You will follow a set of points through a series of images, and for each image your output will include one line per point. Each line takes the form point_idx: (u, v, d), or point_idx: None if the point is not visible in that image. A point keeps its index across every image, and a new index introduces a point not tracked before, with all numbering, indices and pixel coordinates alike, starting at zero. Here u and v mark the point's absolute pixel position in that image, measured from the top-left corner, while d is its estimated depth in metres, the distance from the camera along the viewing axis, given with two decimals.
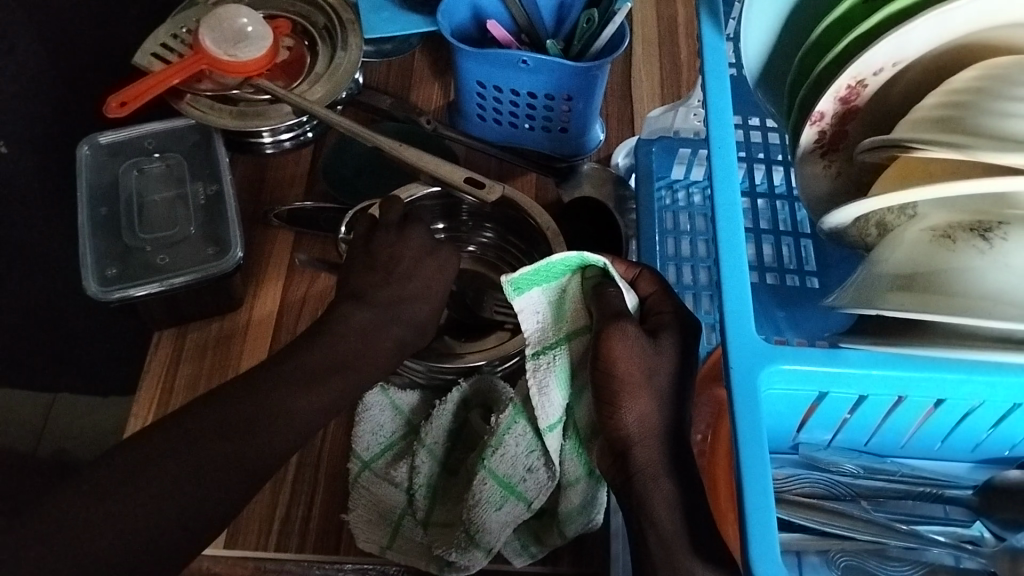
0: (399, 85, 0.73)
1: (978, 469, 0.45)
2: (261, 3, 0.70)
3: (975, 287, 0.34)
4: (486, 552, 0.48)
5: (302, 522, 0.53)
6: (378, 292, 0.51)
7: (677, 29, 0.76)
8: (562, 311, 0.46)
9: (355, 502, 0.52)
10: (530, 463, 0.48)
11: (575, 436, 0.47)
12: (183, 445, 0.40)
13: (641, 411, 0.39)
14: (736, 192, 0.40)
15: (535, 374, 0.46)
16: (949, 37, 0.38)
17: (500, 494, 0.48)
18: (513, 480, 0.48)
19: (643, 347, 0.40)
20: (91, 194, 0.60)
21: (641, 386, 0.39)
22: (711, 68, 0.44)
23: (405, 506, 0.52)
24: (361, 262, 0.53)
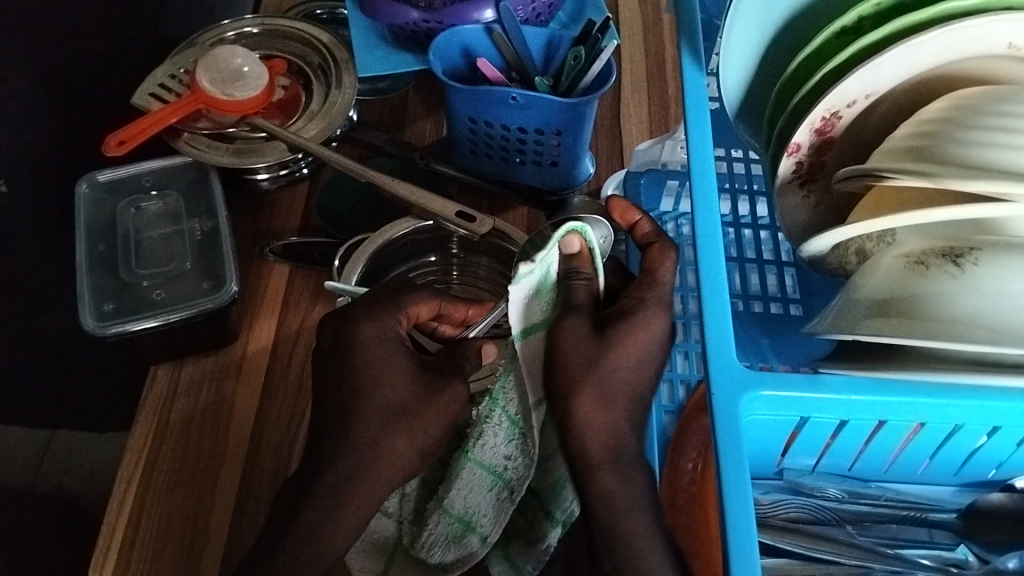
0: (393, 121, 0.74)
1: (961, 492, 0.45)
2: (256, 44, 0.72)
3: (948, 312, 0.35)
4: (483, 540, 0.49)
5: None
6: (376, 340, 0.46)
7: (664, 65, 0.78)
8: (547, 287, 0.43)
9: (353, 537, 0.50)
10: (508, 452, 0.46)
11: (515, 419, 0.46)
12: None
13: (603, 408, 0.40)
14: (718, 226, 0.41)
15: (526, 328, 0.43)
16: (919, 70, 0.39)
17: (488, 480, 0.47)
18: (498, 468, 0.47)
19: (592, 346, 0.41)
20: (90, 232, 0.61)
21: (593, 379, 0.40)
22: (692, 101, 0.45)
23: (402, 534, 0.51)
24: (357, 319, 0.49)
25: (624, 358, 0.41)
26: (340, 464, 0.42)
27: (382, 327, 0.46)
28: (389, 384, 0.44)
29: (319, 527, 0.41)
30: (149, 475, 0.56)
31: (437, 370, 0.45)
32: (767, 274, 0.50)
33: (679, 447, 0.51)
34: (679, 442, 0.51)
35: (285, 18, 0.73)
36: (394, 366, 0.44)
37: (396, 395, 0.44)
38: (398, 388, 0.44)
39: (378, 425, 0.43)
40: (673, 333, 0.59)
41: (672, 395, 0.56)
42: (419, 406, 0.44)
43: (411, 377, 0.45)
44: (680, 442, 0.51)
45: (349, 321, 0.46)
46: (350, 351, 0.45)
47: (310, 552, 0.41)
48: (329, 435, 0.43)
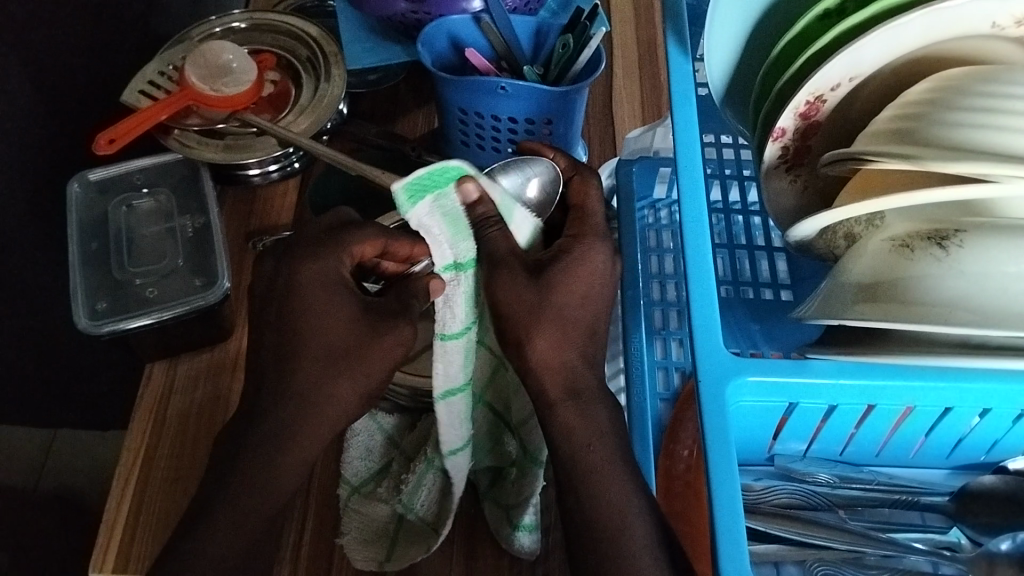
0: (385, 114, 0.74)
1: (953, 475, 0.46)
2: (245, 39, 0.72)
3: (933, 295, 0.35)
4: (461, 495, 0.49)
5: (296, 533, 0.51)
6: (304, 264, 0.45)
7: (656, 51, 0.78)
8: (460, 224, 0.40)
9: (347, 527, 0.50)
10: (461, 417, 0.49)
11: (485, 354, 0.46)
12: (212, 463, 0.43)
13: (553, 338, 0.41)
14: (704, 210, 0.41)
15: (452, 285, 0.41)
16: (901, 52, 0.39)
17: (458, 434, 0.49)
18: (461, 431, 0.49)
19: (531, 287, 0.41)
20: (82, 230, 0.61)
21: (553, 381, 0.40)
22: (678, 87, 0.45)
23: (399, 521, 0.51)
24: (297, 245, 0.47)
25: (569, 298, 0.41)
26: (281, 423, 0.43)
27: (326, 265, 0.45)
28: (332, 327, 0.44)
29: (254, 487, 0.43)
30: (147, 472, 0.56)
31: (379, 314, 0.44)
32: (757, 260, 0.50)
33: (674, 434, 0.51)
34: (674, 429, 0.51)
35: (274, 12, 0.73)
36: (338, 308, 0.44)
37: (338, 343, 0.44)
38: (340, 331, 0.44)
39: (318, 376, 0.44)
40: (666, 321, 0.59)
41: (667, 383, 0.56)
42: (360, 349, 0.44)
43: (353, 319, 0.44)
44: (674, 430, 0.51)
45: (291, 262, 0.46)
46: (292, 295, 0.45)
47: (248, 504, 0.43)
48: (268, 387, 0.44)
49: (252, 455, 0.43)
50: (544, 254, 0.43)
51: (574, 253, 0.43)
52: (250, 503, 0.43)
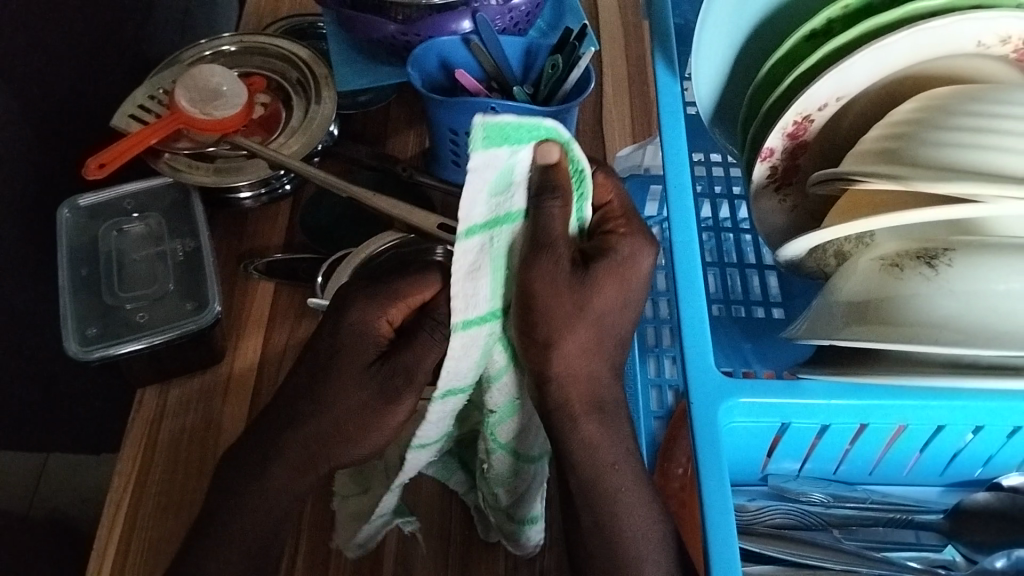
0: (376, 134, 0.74)
1: (948, 493, 0.45)
2: (235, 62, 0.72)
3: (923, 316, 0.35)
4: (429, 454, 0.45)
5: (289, 558, 0.51)
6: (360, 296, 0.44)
7: (646, 69, 0.78)
8: (506, 179, 0.33)
9: (348, 540, 0.49)
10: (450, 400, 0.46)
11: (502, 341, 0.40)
12: (230, 482, 0.46)
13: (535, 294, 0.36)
14: (693, 234, 0.41)
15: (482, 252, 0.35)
16: (888, 71, 0.39)
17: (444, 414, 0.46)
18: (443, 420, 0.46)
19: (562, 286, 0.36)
20: (73, 255, 0.61)
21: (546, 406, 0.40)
22: (667, 107, 0.45)
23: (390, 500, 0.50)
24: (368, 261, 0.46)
25: (603, 303, 0.38)
26: (285, 467, 0.45)
27: (365, 314, 0.43)
28: (348, 386, 0.43)
29: (249, 508, 0.46)
30: (136, 504, 0.56)
31: (388, 378, 0.43)
32: (748, 278, 0.50)
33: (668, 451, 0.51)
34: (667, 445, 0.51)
35: (264, 35, 0.73)
36: (354, 368, 0.43)
37: (351, 398, 0.43)
38: (349, 392, 0.43)
39: (319, 427, 0.44)
40: (659, 339, 0.58)
41: (660, 401, 0.56)
42: (364, 412, 0.43)
43: (365, 382, 0.43)
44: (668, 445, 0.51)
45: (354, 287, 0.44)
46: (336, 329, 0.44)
47: (240, 529, 0.46)
48: (282, 424, 0.46)
49: (257, 487, 0.46)
50: (569, 256, 0.38)
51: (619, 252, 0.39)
52: (254, 531, 0.46)
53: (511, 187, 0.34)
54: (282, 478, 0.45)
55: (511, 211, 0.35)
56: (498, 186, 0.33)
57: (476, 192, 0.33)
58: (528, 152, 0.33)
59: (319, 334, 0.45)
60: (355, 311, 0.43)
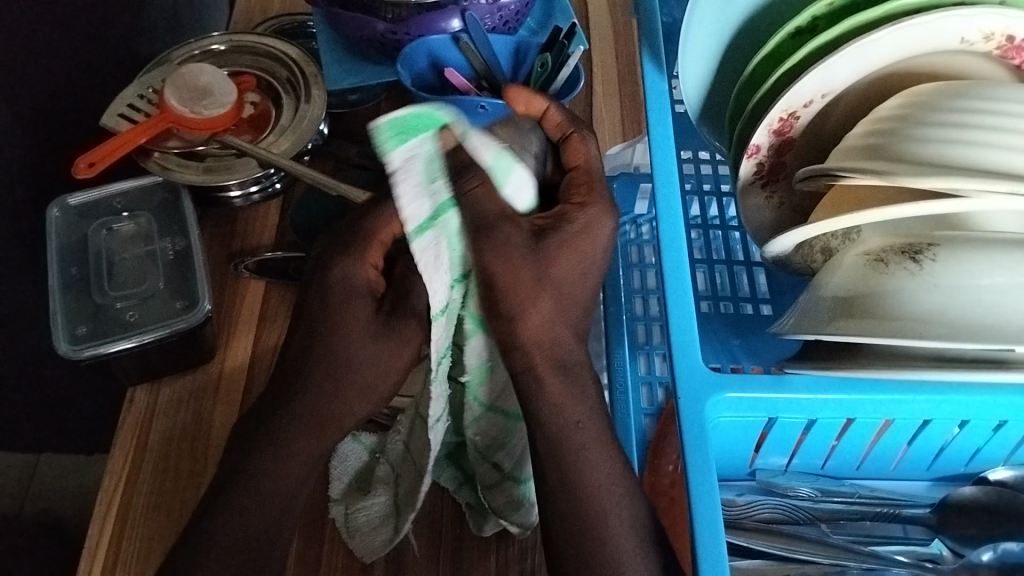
0: (365, 133, 0.74)
1: (934, 487, 0.46)
2: (224, 61, 0.72)
3: (908, 310, 0.35)
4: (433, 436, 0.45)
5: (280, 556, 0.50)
6: (337, 260, 0.45)
7: (635, 67, 0.78)
8: (436, 165, 0.36)
9: (353, 527, 0.50)
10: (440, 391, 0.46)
11: (472, 318, 0.42)
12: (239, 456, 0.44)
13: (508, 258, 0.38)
14: (678, 223, 0.41)
15: (433, 246, 0.37)
16: (873, 67, 0.39)
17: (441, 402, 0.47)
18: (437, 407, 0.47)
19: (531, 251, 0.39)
20: (63, 253, 0.61)
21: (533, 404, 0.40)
22: (654, 104, 0.45)
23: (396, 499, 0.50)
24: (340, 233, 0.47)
25: (563, 269, 0.40)
26: (308, 426, 0.44)
27: (351, 267, 0.44)
28: (353, 329, 0.44)
29: (266, 476, 0.43)
30: (129, 497, 0.56)
31: (391, 309, 0.45)
32: (736, 275, 0.50)
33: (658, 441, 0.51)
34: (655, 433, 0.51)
35: (253, 34, 0.73)
36: (356, 313, 0.44)
37: (358, 342, 0.44)
38: (357, 341, 0.44)
39: (328, 379, 0.44)
40: (649, 336, 0.59)
41: (651, 398, 0.56)
42: (377, 352, 0.44)
43: (369, 325, 0.44)
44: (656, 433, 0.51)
45: (328, 256, 0.45)
46: (324, 289, 0.44)
47: (258, 499, 0.43)
48: (291, 391, 0.44)
49: (276, 454, 0.43)
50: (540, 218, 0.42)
51: (577, 225, 0.42)
52: (276, 497, 0.43)
53: (443, 172, 0.36)
54: (301, 439, 0.44)
55: (442, 202, 0.36)
56: (427, 174, 0.36)
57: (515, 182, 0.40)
58: (438, 143, 0.36)
59: (305, 294, 0.45)
60: (342, 269, 0.44)
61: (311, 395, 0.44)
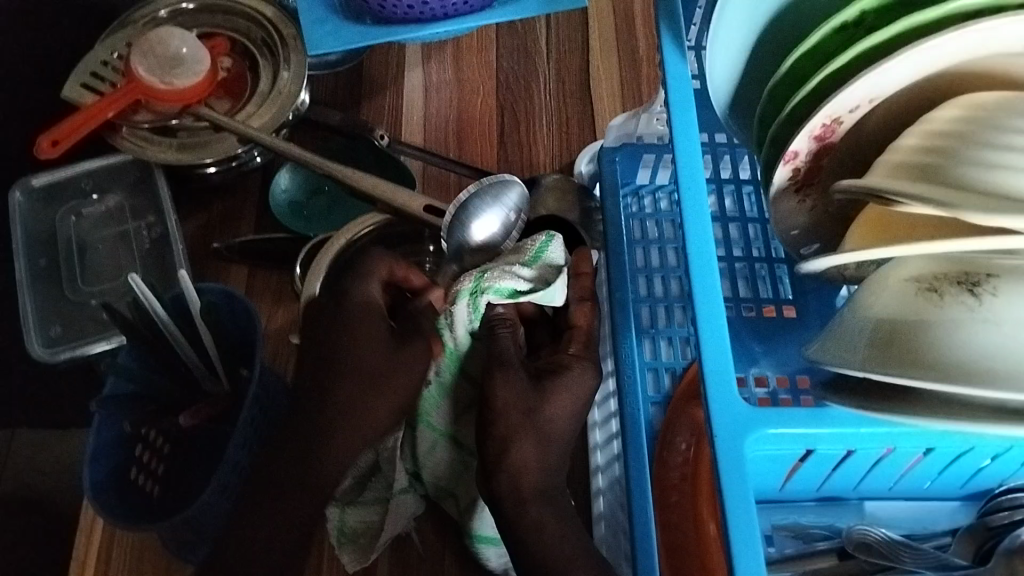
0: (350, 98, 0.70)
1: (966, 508, 0.44)
2: (193, 21, 0.66)
3: (963, 346, 0.32)
4: None
5: None
6: (347, 286, 0.47)
7: (635, 21, 0.73)
8: None
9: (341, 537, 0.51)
10: None
11: None
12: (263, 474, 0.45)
13: None
14: (706, 244, 0.38)
15: None
16: (928, 71, 0.35)
17: None
18: None
19: None
20: (30, 242, 0.60)
21: None
22: (677, 96, 0.42)
23: None
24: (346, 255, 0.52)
25: None
26: (332, 444, 0.45)
27: (366, 291, 0.47)
28: (367, 348, 0.46)
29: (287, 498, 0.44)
30: None
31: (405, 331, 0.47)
32: (758, 274, 0.47)
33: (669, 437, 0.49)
34: (666, 434, 0.50)
35: None
36: (371, 333, 0.46)
37: (371, 363, 0.46)
38: (374, 353, 0.46)
39: (352, 391, 0.45)
40: (655, 319, 0.55)
41: (657, 385, 0.53)
42: (393, 369, 0.46)
43: (386, 344, 0.46)
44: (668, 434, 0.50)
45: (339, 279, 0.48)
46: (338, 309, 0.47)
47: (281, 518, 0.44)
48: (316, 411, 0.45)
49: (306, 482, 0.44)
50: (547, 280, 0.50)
51: None
52: (297, 515, 0.44)
53: None
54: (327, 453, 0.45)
55: None
56: None
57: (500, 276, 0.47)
58: None
59: (320, 313, 0.48)
60: (355, 290, 0.47)
61: (338, 408, 0.45)
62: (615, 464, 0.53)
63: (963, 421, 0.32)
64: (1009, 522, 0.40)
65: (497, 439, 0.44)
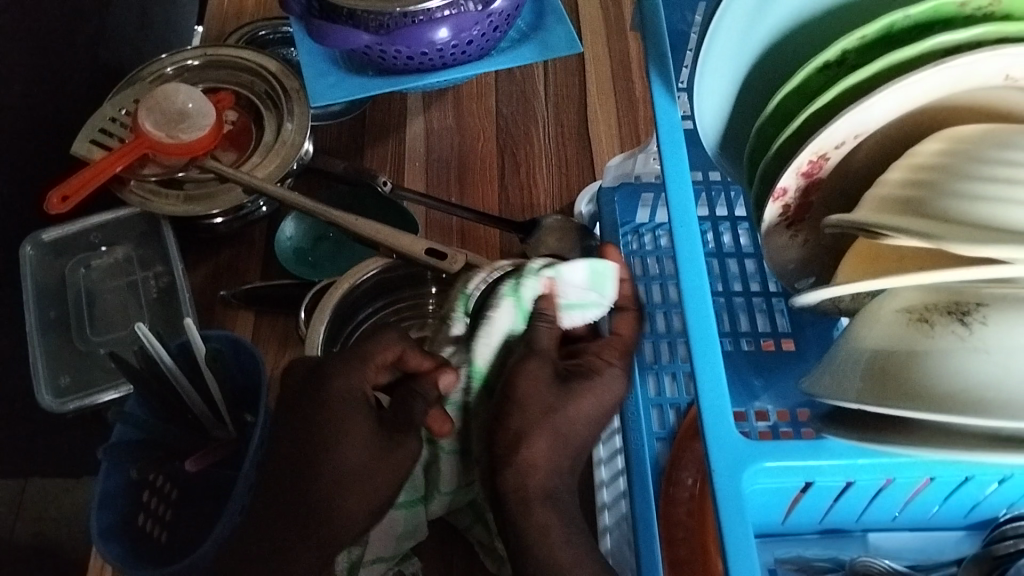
0: (353, 147, 0.71)
1: (969, 538, 0.44)
2: (199, 77, 0.68)
3: (956, 377, 0.33)
4: None
5: None
6: (333, 379, 0.43)
7: (630, 64, 0.75)
8: None
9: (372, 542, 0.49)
10: None
11: None
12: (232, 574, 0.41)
13: None
14: (710, 313, 0.38)
15: None
16: (911, 105, 0.36)
17: None
18: None
19: None
20: (38, 294, 0.61)
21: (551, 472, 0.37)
22: (667, 135, 0.42)
23: None
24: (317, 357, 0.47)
25: None
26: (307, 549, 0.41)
27: (353, 381, 0.43)
28: (351, 446, 0.41)
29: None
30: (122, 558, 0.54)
31: (396, 423, 0.43)
32: (755, 308, 0.48)
33: (674, 473, 0.49)
34: (671, 469, 0.50)
35: (229, 46, 0.69)
36: (360, 427, 0.42)
37: (354, 459, 0.41)
38: (361, 448, 0.42)
39: (337, 491, 0.41)
40: (658, 355, 0.55)
41: (662, 421, 0.53)
42: (378, 465, 0.42)
43: (371, 439, 0.42)
44: (673, 470, 0.50)
45: (324, 374, 0.43)
46: (322, 404, 0.42)
47: None
48: (306, 510, 0.41)
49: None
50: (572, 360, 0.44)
51: None
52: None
53: None
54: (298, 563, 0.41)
55: None
56: None
57: (576, 272, 0.45)
58: None
59: (302, 404, 0.43)
60: (337, 383, 0.42)
61: (331, 512, 0.41)
62: (622, 502, 0.53)
63: (955, 452, 0.32)
64: (1015, 551, 0.40)
65: (510, 433, 0.40)
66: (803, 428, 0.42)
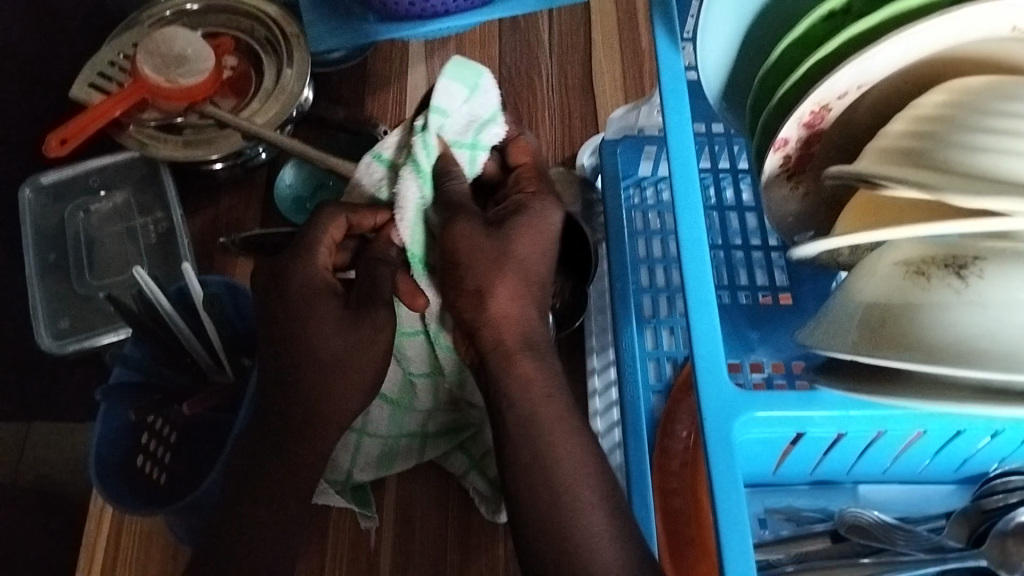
0: (354, 94, 0.71)
1: (958, 492, 0.45)
2: (198, 21, 0.67)
3: (950, 329, 0.33)
4: None
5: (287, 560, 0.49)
6: (290, 277, 0.46)
7: (636, 13, 0.74)
8: None
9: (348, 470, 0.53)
10: None
11: None
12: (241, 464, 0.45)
13: None
14: (706, 263, 0.38)
15: None
16: (916, 57, 0.36)
17: None
18: None
19: None
20: (38, 240, 0.62)
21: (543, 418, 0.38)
22: (669, 83, 0.42)
23: None
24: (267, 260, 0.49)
25: None
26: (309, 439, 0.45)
27: (307, 273, 0.46)
28: (324, 337, 0.45)
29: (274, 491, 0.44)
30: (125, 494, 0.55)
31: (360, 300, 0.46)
32: (755, 261, 0.48)
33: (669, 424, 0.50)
34: (666, 420, 0.50)
35: None
36: (326, 315, 0.45)
37: (332, 349, 0.45)
38: (333, 335, 0.45)
39: (319, 381, 0.45)
40: (657, 309, 0.55)
41: (658, 373, 0.53)
42: (352, 352, 0.45)
43: (343, 331, 0.45)
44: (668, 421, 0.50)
45: (281, 273, 0.46)
46: (285, 303, 0.46)
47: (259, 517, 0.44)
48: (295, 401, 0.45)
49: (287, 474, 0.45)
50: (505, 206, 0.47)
51: None
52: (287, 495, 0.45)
53: None
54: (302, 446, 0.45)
55: None
56: None
57: (449, 95, 0.47)
58: None
59: (266, 303, 0.46)
60: (296, 276, 0.46)
61: (319, 391, 0.45)
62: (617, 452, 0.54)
63: (946, 403, 0.32)
64: (1003, 505, 0.41)
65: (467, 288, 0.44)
66: (797, 381, 0.42)
